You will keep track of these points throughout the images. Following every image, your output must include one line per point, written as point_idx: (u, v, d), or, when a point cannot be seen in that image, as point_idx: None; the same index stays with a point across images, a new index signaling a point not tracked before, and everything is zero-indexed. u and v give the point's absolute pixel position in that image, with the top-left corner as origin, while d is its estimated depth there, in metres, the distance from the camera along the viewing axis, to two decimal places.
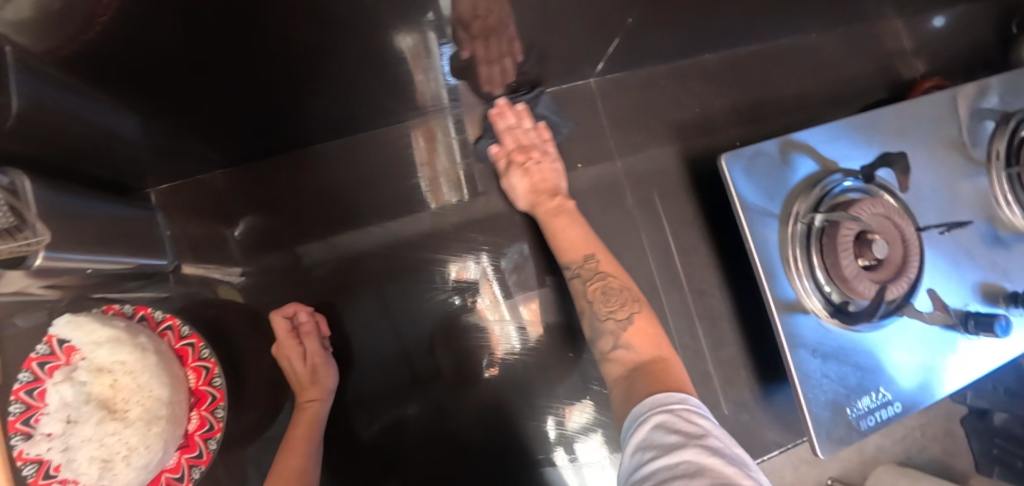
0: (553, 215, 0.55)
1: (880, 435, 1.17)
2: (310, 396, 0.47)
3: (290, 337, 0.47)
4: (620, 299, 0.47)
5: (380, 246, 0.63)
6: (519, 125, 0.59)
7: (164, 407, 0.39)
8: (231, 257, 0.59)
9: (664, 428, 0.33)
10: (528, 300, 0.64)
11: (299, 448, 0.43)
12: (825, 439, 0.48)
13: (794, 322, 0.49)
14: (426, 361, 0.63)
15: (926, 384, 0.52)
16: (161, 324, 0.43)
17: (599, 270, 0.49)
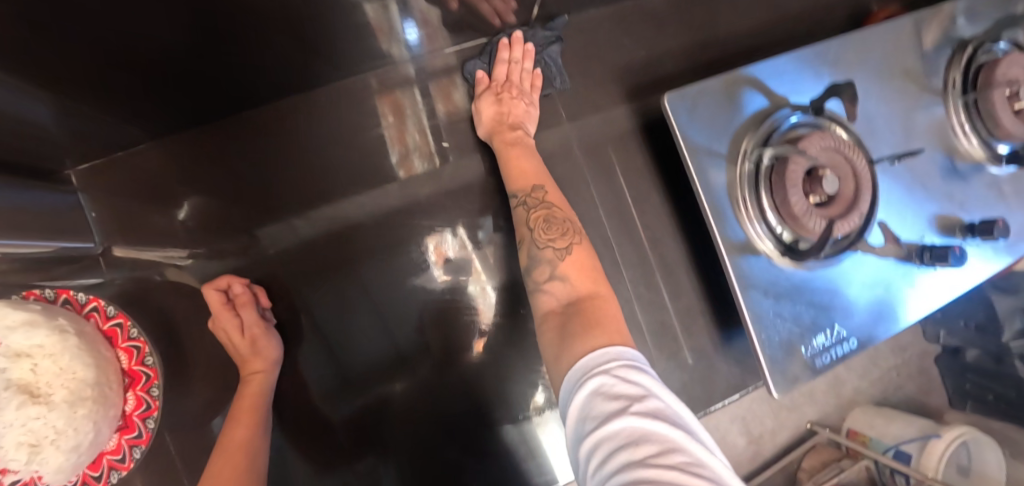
0: (509, 146, 0.53)
1: (854, 378, 1.22)
2: (255, 366, 0.49)
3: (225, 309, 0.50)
4: (560, 229, 0.44)
5: (341, 228, 0.60)
6: (519, 63, 0.56)
7: (90, 387, 0.37)
8: (170, 238, 0.56)
9: (604, 389, 0.29)
10: (509, 269, 0.62)
11: (247, 419, 0.45)
12: (779, 378, 0.47)
13: (746, 263, 0.48)
14: (402, 338, 0.59)
15: (882, 318, 0.52)
16: (86, 306, 0.41)
17: (545, 200, 0.47)
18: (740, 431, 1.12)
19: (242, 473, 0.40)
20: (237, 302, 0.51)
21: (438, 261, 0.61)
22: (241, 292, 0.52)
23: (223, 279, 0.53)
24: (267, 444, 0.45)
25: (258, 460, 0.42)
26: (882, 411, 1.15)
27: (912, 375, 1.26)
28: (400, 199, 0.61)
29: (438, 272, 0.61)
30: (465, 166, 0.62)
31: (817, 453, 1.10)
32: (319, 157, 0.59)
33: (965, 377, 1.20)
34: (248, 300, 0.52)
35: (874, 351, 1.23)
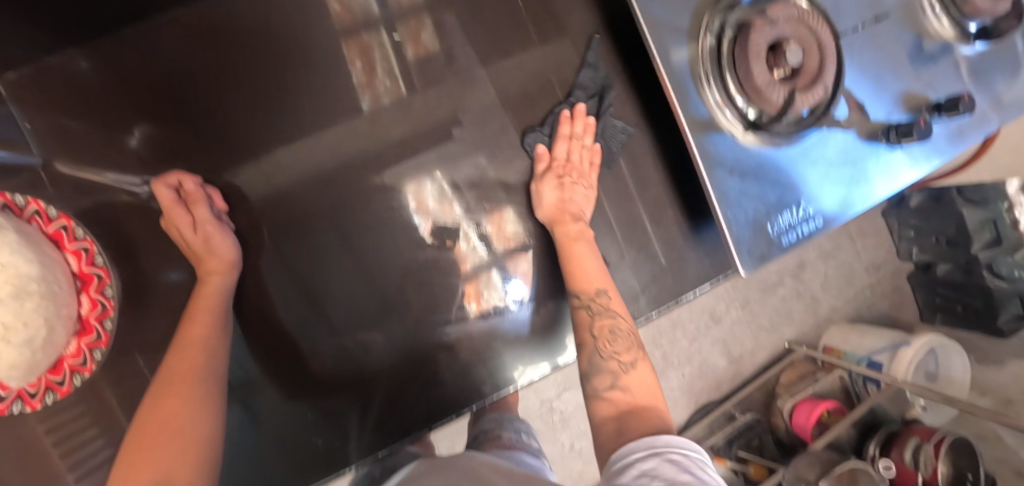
0: (571, 239, 0.54)
1: (830, 298, 1.28)
2: (213, 266, 0.50)
3: (177, 206, 0.50)
4: (624, 343, 0.47)
5: (316, 176, 0.56)
6: (579, 137, 0.57)
7: (36, 282, 0.36)
8: (122, 160, 0.52)
9: (671, 465, 0.32)
10: (493, 213, 0.60)
11: (203, 317, 0.46)
12: (747, 257, 0.47)
13: (709, 140, 0.47)
14: (386, 285, 0.58)
15: (848, 198, 0.52)
16: (25, 209, 0.39)
17: (609, 307, 0.49)
18: (721, 352, 1.19)
19: (202, 365, 0.41)
20: (189, 200, 0.50)
21: (420, 210, 0.59)
22: (193, 190, 0.50)
23: (175, 175, 0.52)
24: (227, 340, 0.46)
25: (218, 355, 0.44)
26: (855, 326, 1.22)
27: (885, 293, 1.33)
28: (371, 140, 0.56)
29: (420, 220, 0.59)
30: (439, 102, 0.57)
31: (793, 369, 1.18)
32: (282, 90, 0.54)
33: (935, 291, 1.27)
34: (200, 198, 0.51)
35: (850, 272, 1.29)
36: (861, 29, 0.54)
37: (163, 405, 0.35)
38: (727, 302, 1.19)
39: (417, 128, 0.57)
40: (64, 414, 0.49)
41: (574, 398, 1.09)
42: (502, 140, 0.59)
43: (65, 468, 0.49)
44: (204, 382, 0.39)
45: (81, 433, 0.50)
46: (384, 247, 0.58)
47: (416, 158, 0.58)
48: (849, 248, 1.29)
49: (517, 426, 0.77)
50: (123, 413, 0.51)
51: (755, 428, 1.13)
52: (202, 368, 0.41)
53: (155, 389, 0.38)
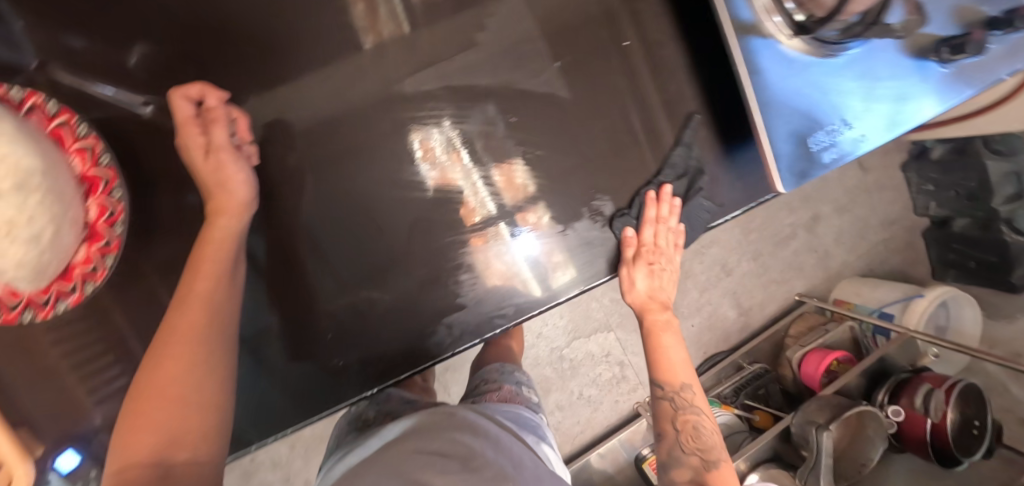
0: (658, 329, 0.54)
1: (843, 252, 1.26)
2: (222, 205, 0.41)
3: (194, 125, 0.42)
4: (709, 444, 0.46)
5: (322, 124, 0.49)
6: (664, 219, 0.53)
7: (39, 176, 0.33)
8: (131, 71, 0.45)
9: None
10: (501, 164, 0.52)
11: (208, 270, 0.38)
12: (786, 171, 0.47)
13: (754, 46, 0.45)
14: (393, 241, 0.51)
15: (892, 117, 0.51)
16: (22, 104, 0.36)
17: (694, 402, 0.49)
18: (730, 303, 1.19)
19: (207, 325, 0.36)
20: (208, 117, 0.42)
21: (428, 161, 0.51)
22: (215, 106, 0.43)
23: (195, 86, 0.43)
24: (236, 294, 0.40)
25: (228, 310, 0.38)
26: (868, 280, 1.21)
27: (899, 249, 1.31)
28: (381, 81, 0.49)
29: (426, 171, 0.51)
30: (462, 25, 0.50)
31: (802, 320, 1.18)
32: None
33: (950, 248, 1.24)
34: (222, 116, 0.43)
35: (864, 226, 1.27)
36: None
37: (162, 368, 0.32)
38: (739, 254, 1.18)
39: (431, 58, 0.50)
40: (82, 340, 0.49)
41: (584, 347, 1.10)
42: (530, 51, 0.51)
43: (86, 392, 0.50)
44: (207, 346, 0.35)
45: (97, 360, 0.50)
46: (388, 207, 0.51)
47: (435, 67, 0.50)
48: (865, 203, 1.27)
49: (518, 378, 0.76)
50: (136, 342, 0.50)
51: (763, 378, 1.13)
52: (210, 328, 0.36)
53: (157, 351, 0.34)
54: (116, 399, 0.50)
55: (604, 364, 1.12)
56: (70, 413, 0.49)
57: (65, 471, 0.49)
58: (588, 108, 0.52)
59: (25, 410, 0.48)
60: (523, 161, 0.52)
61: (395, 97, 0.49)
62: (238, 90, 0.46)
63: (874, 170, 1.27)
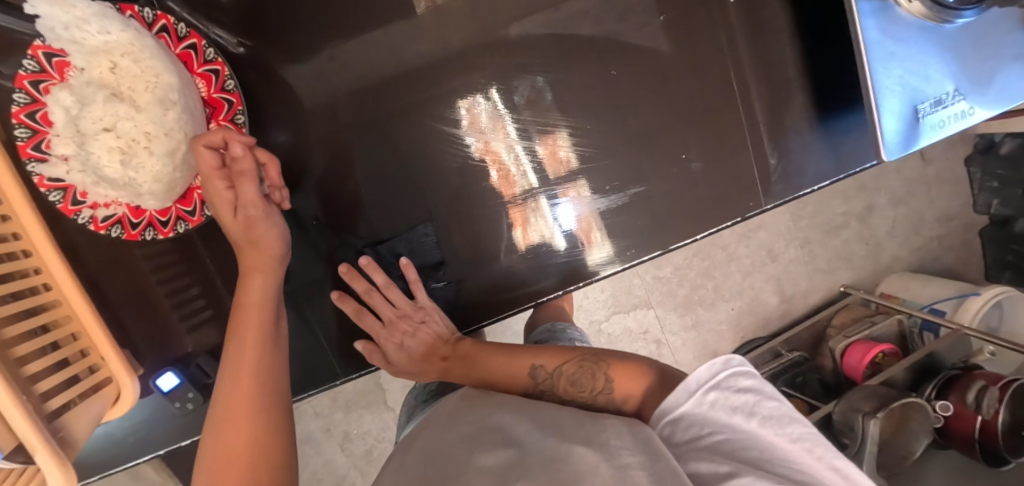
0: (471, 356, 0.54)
1: (894, 246, 1.23)
2: (255, 265, 0.41)
3: (218, 177, 0.38)
4: (585, 370, 0.48)
5: (406, 71, 0.50)
6: (378, 290, 0.52)
7: (175, 92, 0.35)
8: (233, 9, 0.46)
9: (720, 406, 0.38)
10: (546, 138, 0.52)
11: (253, 338, 0.41)
12: (892, 143, 0.45)
13: (864, 7, 0.44)
14: (434, 203, 0.51)
15: (1001, 94, 0.48)
16: (154, 25, 0.37)
17: (553, 368, 0.50)
18: (773, 290, 1.18)
19: (262, 393, 0.40)
20: (235, 170, 0.38)
21: (473, 131, 0.51)
22: (242, 157, 0.37)
23: (216, 132, 0.36)
24: (282, 348, 0.44)
25: (277, 372, 0.42)
26: (917, 275, 1.18)
27: (953, 246, 1.27)
28: (481, 20, 0.49)
29: (470, 140, 0.51)
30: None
31: (848, 311, 1.16)
32: None
33: (1008, 249, 1.20)
34: (249, 169, 0.38)
35: (919, 220, 1.23)
36: None
37: (226, 436, 0.37)
38: (786, 240, 1.17)
39: (533, 4, 0.49)
40: (176, 269, 0.52)
41: (623, 323, 1.10)
42: (634, 2, 0.50)
43: (178, 319, 0.52)
44: (264, 417, 0.39)
45: (189, 289, 0.52)
46: (440, 169, 0.51)
47: (534, 15, 0.49)
48: (922, 197, 1.23)
49: (571, 336, 0.77)
50: (224, 274, 0.53)
51: (802, 366, 1.12)
52: (263, 388, 0.40)
53: (218, 422, 0.38)
54: (207, 327, 0.53)
55: (641, 340, 1.12)
56: (162, 338, 0.52)
57: (166, 389, 0.51)
58: (685, 69, 0.51)
59: (128, 330, 0.51)
60: (567, 133, 0.52)
61: (494, 44, 0.50)
62: (326, 33, 0.48)
63: (936, 162, 1.22)
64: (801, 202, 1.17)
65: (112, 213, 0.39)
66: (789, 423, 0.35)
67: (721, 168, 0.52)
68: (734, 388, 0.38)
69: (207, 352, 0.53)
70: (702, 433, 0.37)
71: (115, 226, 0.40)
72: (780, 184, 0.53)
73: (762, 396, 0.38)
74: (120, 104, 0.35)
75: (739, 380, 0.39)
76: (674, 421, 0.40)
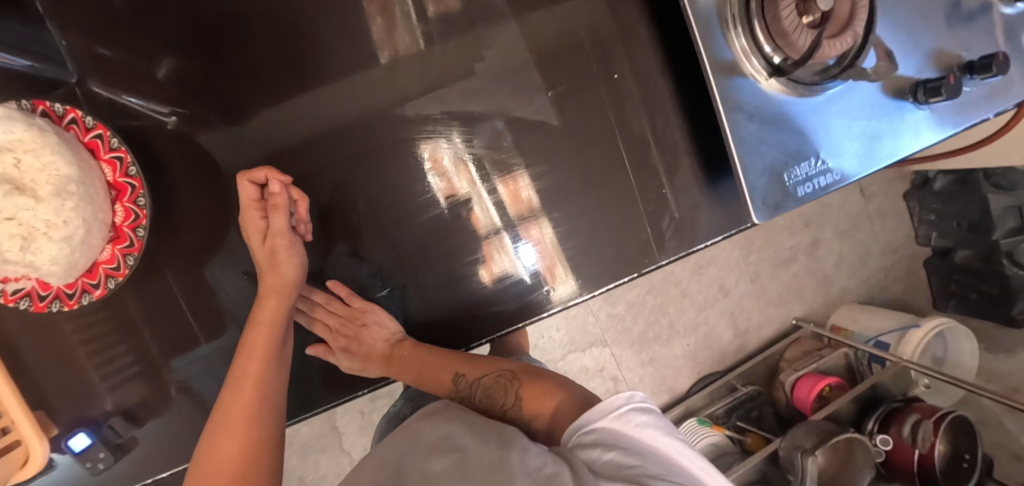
0: (404, 363, 0.62)
1: (842, 278, 1.27)
2: (274, 287, 0.50)
3: (257, 208, 0.50)
4: (500, 387, 0.60)
5: (333, 139, 0.55)
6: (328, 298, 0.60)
7: (75, 184, 0.38)
8: (162, 89, 0.54)
9: (625, 435, 0.43)
10: (507, 178, 0.57)
11: (259, 355, 0.48)
12: (760, 204, 0.48)
13: (731, 84, 0.47)
14: (404, 244, 0.57)
15: (871, 154, 0.52)
16: (64, 118, 0.41)
17: (472, 381, 0.61)
18: (727, 324, 1.20)
19: (258, 404, 0.48)
20: (271, 204, 0.49)
21: (435, 171, 0.56)
22: (277, 195, 0.49)
23: (262, 170, 0.49)
24: (284, 366, 0.51)
25: (275, 388, 0.49)
26: (865, 307, 1.21)
27: (900, 277, 1.32)
28: (391, 93, 0.55)
29: (434, 180, 0.56)
30: (469, 53, 0.56)
31: (799, 344, 1.18)
32: (317, 32, 0.54)
33: (951, 278, 1.24)
34: (282, 203, 0.49)
35: (865, 252, 1.28)
36: None
37: (222, 442, 0.46)
38: (737, 275, 1.20)
39: (443, 80, 0.56)
40: (100, 329, 0.54)
41: (580, 360, 1.11)
42: (527, 81, 0.56)
43: (99, 378, 0.54)
44: (257, 426, 0.47)
45: (113, 348, 0.54)
46: (408, 209, 0.56)
47: (437, 91, 0.56)
48: (866, 230, 1.28)
49: None
50: (148, 331, 0.55)
51: (756, 399, 1.12)
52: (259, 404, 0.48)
53: (220, 422, 0.47)
54: (129, 385, 0.54)
55: (598, 378, 1.12)
56: (83, 397, 0.53)
57: (78, 450, 0.52)
58: (579, 135, 0.57)
59: (47, 392, 0.53)
60: (528, 176, 0.57)
61: (394, 120, 0.55)
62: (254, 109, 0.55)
63: (877, 198, 1.28)
64: (749, 237, 1.20)
65: (23, 287, 0.42)
66: (668, 451, 0.41)
67: (620, 220, 0.58)
68: (635, 422, 0.44)
69: (125, 410, 0.54)
70: (598, 442, 0.43)
71: (24, 298, 0.43)
72: (673, 240, 0.58)
73: (652, 431, 0.43)
74: (21, 196, 0.37)
75: (639, 416, 0.45)
76: (579, 436, 0.45)
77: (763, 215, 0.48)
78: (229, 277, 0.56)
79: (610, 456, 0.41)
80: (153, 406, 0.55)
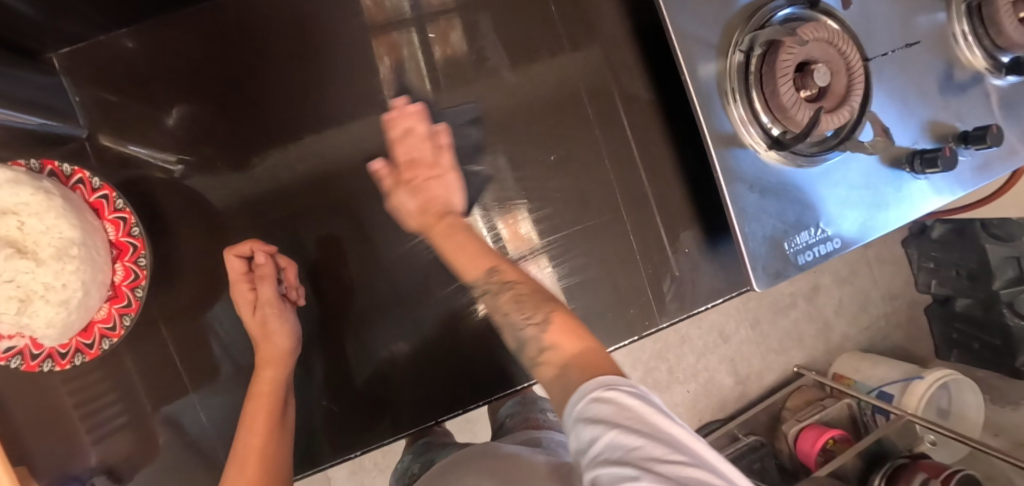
0: (446, 234, 0.50)
1: (843, 324, 1.26)
2: (269, 358, 0.50)
3: (245, 280, 0.51)
4: (534, 303, 0.42)
5: (342, 185, 0.58)
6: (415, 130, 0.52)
7: (78, 246, 0.38)
8: (171, 141, 0.55)
9: (625, 407, 0.29)
10: (506, 216, 0.59)
11: (261, 428, 0.46)
12: (761, 272, 0.48)
13: (731, 154, 0.49)
14: (403, 283, 0.58)
15: (869, 222, 0.52)
16: (71, 178, 0.42)
17: (505, 281, 0.45)
18: (727, 371, 1.18)
19: (263, 476, 0.44)
20: (257, 274, 0.50)
21: None
22: (263, 265, 0.50)
23: (246, 244, 0.50)
24: (288, 437, 0.48)
25: (281, 459, 0.46)
26: (867, 356, 1.20)
27: (902, 325, 1.30)
28: None
29: None
30: (475, 112, 0.60)
31: (801, 393, 1.17)
32: (331, 90, 0.57)
33: (952, 326, 1.24)
34: (269, 273, 0.51)
35: (865, 299, 1.28)
36: (890, 51, 0.54)
37: None
38: (736, 320, 1.19)
39: (452, 133, 0.59)
40: (90, 378, 0.53)
41: None
42: (530, 140, 0.60)
43: (85, 429, 0.52)
44: None
45: (101, 398, 0.53)
46: (411, 246, 0.59)
47: None
48: (865, 276, 1.28)
49: (542, 406, 0.73)
50: (140, 381, 0.54)
51: (760, 451, 1.08)
52: (265, 475, 0.44)
53: None
54: (115, 438, 0.53)
55: None
56: (65, 452, 0.52)
57: None
58: (578, 189, 0.60)
59: (28, 446, 0.51)
60: (524, 211, 0.60)
61: None
62: (266, 157, 0.57)
63: (875, 245, 1.28)
64: None
65: (14, 345, 0.41)
66: (680, 428, 0.29)
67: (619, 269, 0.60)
68: (636, 396, 0.31)
69: (109, 463, 0.52)
70: (597, 418, 0.29)
71: (15, 356, 0.42)
72: (674, 302, 0.60)
73: (654, 404, 0.31)
74: (22, 259, 0.37)
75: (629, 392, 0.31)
76: (576, 411, 0.31)
77: (766, 284, 0.48)
78: (225, 326, 0.56)
79: (608, 439, 0.27)
80: (138, 460, 0.53)
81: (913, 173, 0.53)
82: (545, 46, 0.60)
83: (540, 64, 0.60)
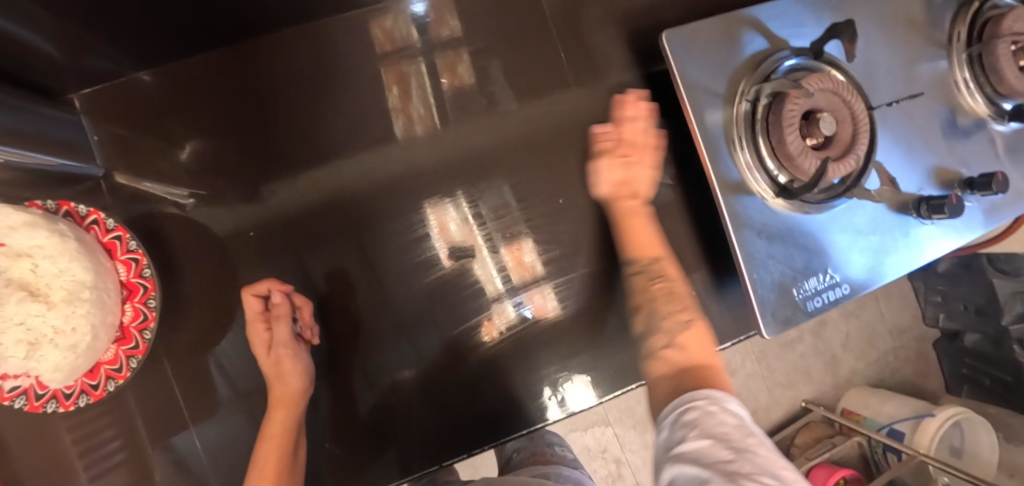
0: (630, 215, 0.54)
1: (850, 358, 1.24)
2: (281, 398, 0.49)
3: (261, 319, 0.51)
4: (680, 301, 0.47)
5: (352, 218, 0.59)
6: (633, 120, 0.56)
7: (88, 290, 0.39)
8: (185, 177, 0.56)
9: (720, 425, 0.32)
10: (511, 243, 0.60)
11: (271, 471, 0.46)
12: (770, 319, 0.48)
13: (738, 199, 0.49)
14: (405, 313, 0.58)
15: (876, 267, 0.52)
16: (86, 219, 0.42)
17: (663, 272, 0.50)
18: None
19: None
20: (274, 313, 0.51)
21: (440, 234, 0.59)
22: (279, 304, 0.50)
23: (264, 283, 0.51)
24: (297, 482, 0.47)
25: None
26: (876, 390, 1.18)
27: (910, 359, 1.29)
28: (407, 169, 0.59)
29: (439, 246, 0.59)
30: (484, 149, 0.60)
31: (809, 429, 1.14)
32: (344, 127, 0.59)
33: (962, 362, 1.22)
34: (285, 313, 0.51)
35: (873, 332, 1.26)
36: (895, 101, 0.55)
37: None
38: (743, 353, 1.18)
39: (461, 170, 0.60)
40: (90, 413, 0.52)
41: (582, 440, 1.07)
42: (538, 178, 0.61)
43: (81, 467, 0.51)
44: None
45: (99, 434, 0.52)
46: (416, 277, 0.59)
47: (450, 182, 0.60)
48: (872, 309, 1.27)
49: (551, 441, 0.72)
50: (140, 418, 0.53)
51: None
52: None
53: None
54: (110, 477, 0.52)
55: (600, 459, 1.07)
56: None
57: None
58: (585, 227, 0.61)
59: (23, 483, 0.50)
60: (528, 240, 0.60)
61: (404, 210, 0.59)
62: (278, 191, 0.57)
63: None
64: None
65: (19, 384, 0.41)
66: (774, 453, 0.30)
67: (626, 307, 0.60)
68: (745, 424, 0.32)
69: None
70: (690, 424, 0.33)
71: (19, 396, 0.42)
72: None
73: (756, 433, 0.32)
74: (34, 302, 0.37)
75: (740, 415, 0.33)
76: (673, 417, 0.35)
77: (776, 331, 0.48)
78: (227, 361, 0.55)
79: (698, 443, 0.31)
80: None
81: (920, 219, 0.53)
82: (554, 86, 0.62)
83: (548, 104, 0.61)
